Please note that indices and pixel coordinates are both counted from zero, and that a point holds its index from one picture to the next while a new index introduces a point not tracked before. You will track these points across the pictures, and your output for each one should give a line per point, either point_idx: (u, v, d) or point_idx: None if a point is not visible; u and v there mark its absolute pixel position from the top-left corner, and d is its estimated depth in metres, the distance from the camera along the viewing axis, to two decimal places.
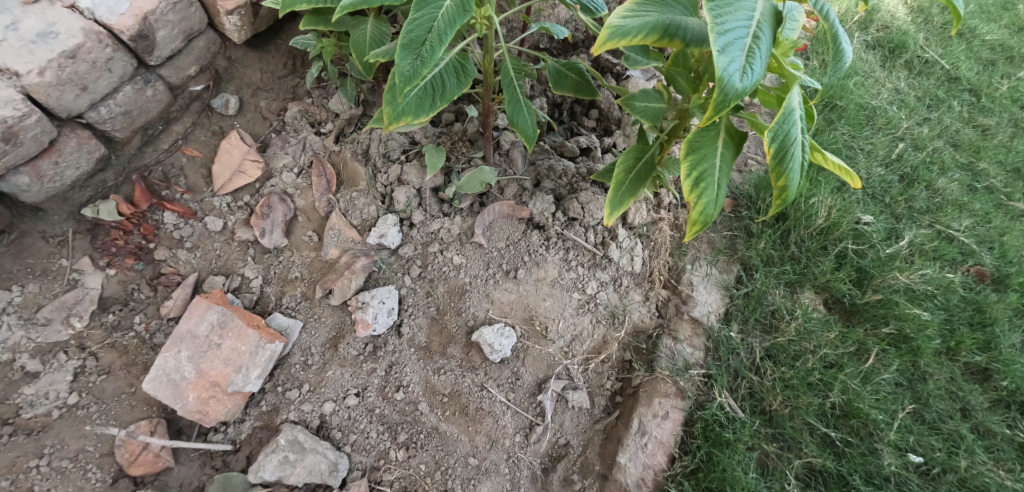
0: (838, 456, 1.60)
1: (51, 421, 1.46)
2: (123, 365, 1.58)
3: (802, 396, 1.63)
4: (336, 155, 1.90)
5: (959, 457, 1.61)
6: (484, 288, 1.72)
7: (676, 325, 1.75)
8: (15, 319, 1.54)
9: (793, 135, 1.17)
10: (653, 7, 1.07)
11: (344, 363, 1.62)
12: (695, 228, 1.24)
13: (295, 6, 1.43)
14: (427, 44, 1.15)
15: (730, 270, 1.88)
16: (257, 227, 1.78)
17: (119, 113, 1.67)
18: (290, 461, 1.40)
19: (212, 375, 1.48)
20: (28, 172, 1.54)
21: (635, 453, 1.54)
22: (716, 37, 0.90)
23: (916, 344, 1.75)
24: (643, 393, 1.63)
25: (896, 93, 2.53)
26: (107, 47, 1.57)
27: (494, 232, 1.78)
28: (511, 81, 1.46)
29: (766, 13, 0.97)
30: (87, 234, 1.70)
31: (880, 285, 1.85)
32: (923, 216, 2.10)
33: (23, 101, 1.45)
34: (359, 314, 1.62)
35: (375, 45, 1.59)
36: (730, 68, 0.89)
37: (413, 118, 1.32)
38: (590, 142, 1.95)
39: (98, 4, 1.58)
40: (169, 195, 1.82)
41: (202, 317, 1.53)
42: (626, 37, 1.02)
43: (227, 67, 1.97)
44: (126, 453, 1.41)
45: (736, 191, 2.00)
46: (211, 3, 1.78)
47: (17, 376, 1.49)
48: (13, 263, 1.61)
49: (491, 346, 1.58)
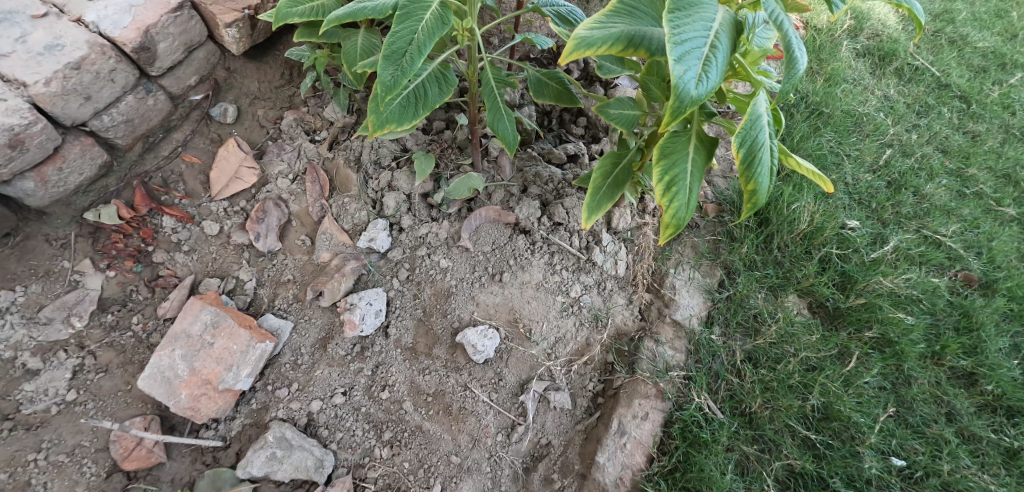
0: (818, 459, 1.61)
1: (49, 417, 1.52)
2: (120, 363, 1.64)
3: (782, 398, 1.65)
4: (330, 161, 1.96)
5: (942, 460, 1.63)
6: (470, 291, 1.76)
7: (659, 328, 1.78)
8: (18, 318, 1.61)
9: (761, 140, 1.21)
10: (620, 19, 1.11)
11: (332, 362, 1.66)
12: (668, 231, 1.28)
13: (288, 20, 1.51)
14: (408, 55, 1.20)
15: (713, 274, 1.90)
16: (252, 231, 1.84)
17: (121, 122, 1.75)
18: (278, 457, 1.45)
19: (205, 373, 1.53)
20: (33, 178, 1.62)
21: (613, 452, 1.57)
22: (673, 46, 0.93)
23: (900, 347, 1.78)
24: (624, 394, 1.66)
25: (885, 100, 2.57)
26: (110, 58, 1.67)
27: (480, 236, 1.81)
28: (492, 90, 1.51)
29: (724, 23, 1.01)
30: (88, 237, 1.77)
31: (863, 289, 1.88)
32: (910, 222, 2.13)
33: (30, 110, 1.54)
34: (347, 315, 1.66)
35: (365, 56, 1.65)
36: (686, 76, 0.93)
37: (397, 126, 1.36)
38: (577, 149, 2.01)
39: (102, 19, 1.68)
40: (168, 200, 1.88)
41: (197, 317, 1.59)
42: (591, 48, 1.06)
43: (226, 77, 2.04)
44: (121, 448, 1.48)
45: (720, 196, 2.03)
46: (211, 17, 1.86)
47: (19, 373, 1.55)
48: (16, 264, 1.67)
49: (474, 347, 1.62)
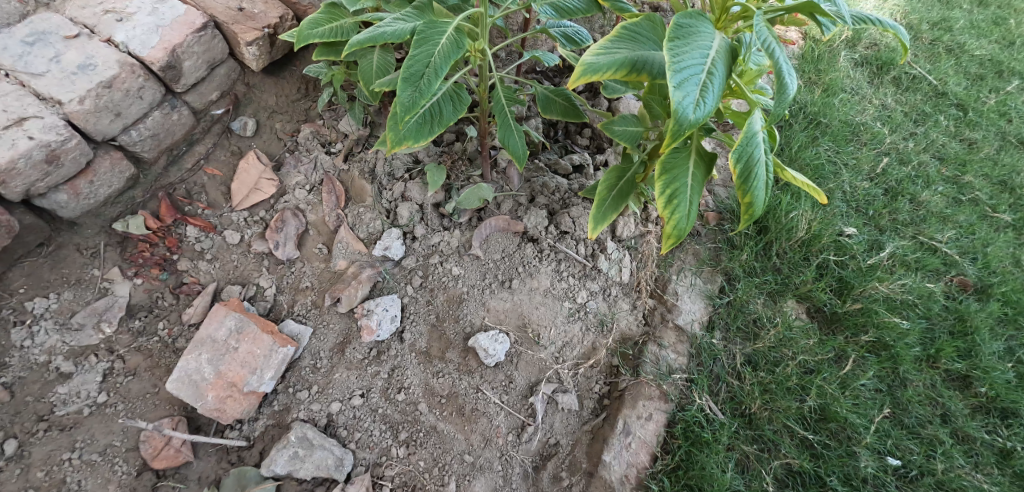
0: (816, 458, 1.67)
1: (82, 418, 1.60)
2: (148, 367, 1.72)
3: (780, 400, 1.72)
4: (345, 173, 2.04)
5: (936, 460, 1.69)
6: (481, 297, 1.84)
7: (662, 333, 1.85)
8: (52, 324, 1.69)
9: (756, 156, 1.28)
10: (623, 44, 1.19)
11: (350, 366, 1.74)
12: (670, 241, 1.35)
13: (310, 41, 1.59)
14: (425, 78, 1.28)
15: (714, 280, 1.97)
16: (272, 239, 1.92)
17: (148, 136, 1.84)
18: (300, 456, 1.53)
19: (230, 376, 1.61)
20: (66, 190, 1.70)
21: (619, 451, 1.64)
22: (673, 74, 1.01)
23: (896, 351, 1.84)
24: (629, 396, 1.73)
25: (882, 109, 2.64)
26: (139, 77, 1.76)
27: (490, 245, 1.89)
28: (502, 107, 1.60)
29: (720, 51, 1.09)
30: (117, 246, 1.85)
31: (860, 294, 1.95)
32: (906, 228, 2.20)
33: (65, 127, 1.63)
34: (364, 321, 1.75)
35: (381, 75, 1.74)
36: (685, 101, 1.00)
37: (413, 142, 1.44)
38: (583, 160, 2.10)
39: (131, 39, 1.77)
40: (192, 210, 1.96)
41: (221, 323, 1.67)
42: (596, 73, 1.13)
43: (246, 92, 2.13)
44: (150, 447, 1.56)
45: (720, 206, 2.11)
46: (232, 36, 1.95)
47: (53, 376, 1.64)
48: (49, 272, 1.75)
49: (485, 351, 1.70)
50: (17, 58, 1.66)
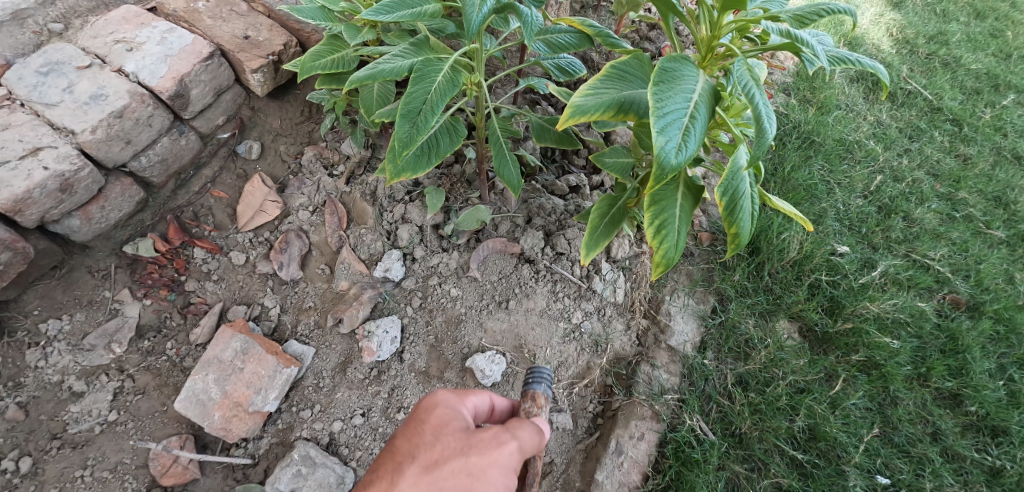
0: (805, 477, 1.71)
1: (94, 436, 1.67)
2: (157, 386, 1.78)
3: (771, 420, 1.76)
4: (347, 195, 2.08)
5: (924, 479, 1.73)
6: (478, 318, 1.89)
7: (654, 353, 1.90)
8: (65, 345, 1.76)
9: (741, 190, 1.33)
10: (612, 84, 1.24)
11: (352, 385, 1.79)
12: (659, 269, 1.40)
13: (313, 72, 1.66)
14: (422, 114, 1.33)
15: (706, 300, 2.02)
16: (276, 260, 1.97)
17: (157, 162, 1.91)
18: (302, 474, 1.59)
19: (236, 396, 1.67)
20: (79, 216, 1.77)
21: (611, 470, 1.70)
22: (656, 119, 1.06)
23: (886, 370, 1.88)
24: (621, 416, 1.79)
25: (877, 125, 2.68)
26: (149, 106, 1.82)
27: (487, 266, 1.94)
28: (498, 137, 1.65)
29: (702, 94, 1.14)
30: (127, 267, 1.92)
31: (851, 314, 1.98)
32: (899, 246, 2.23)
33: (78, 156, 1.70)
34: (365, 343, 1.80)
35: (382, 103, 1.80)
36: (667, 147, 1.05)
37: (412, 174, 1.50)
38: (579, 181, 2.16)
39: (141, 69, 1.84)
40: (199, 232, 2.03)
41: (227, 344, 1.74)
42: (585, 115, 1.18)
43: (251, 116, 2.19)
44: (159, 465, 1.62)
45: (714, 226, 2.14)
46: (238, 63, 2.01)
47: (66, 395, 1.71)
48: (62, 294, 1.82)
49: (482, 371, 1.76)
50: (32, 89, 1.73)
